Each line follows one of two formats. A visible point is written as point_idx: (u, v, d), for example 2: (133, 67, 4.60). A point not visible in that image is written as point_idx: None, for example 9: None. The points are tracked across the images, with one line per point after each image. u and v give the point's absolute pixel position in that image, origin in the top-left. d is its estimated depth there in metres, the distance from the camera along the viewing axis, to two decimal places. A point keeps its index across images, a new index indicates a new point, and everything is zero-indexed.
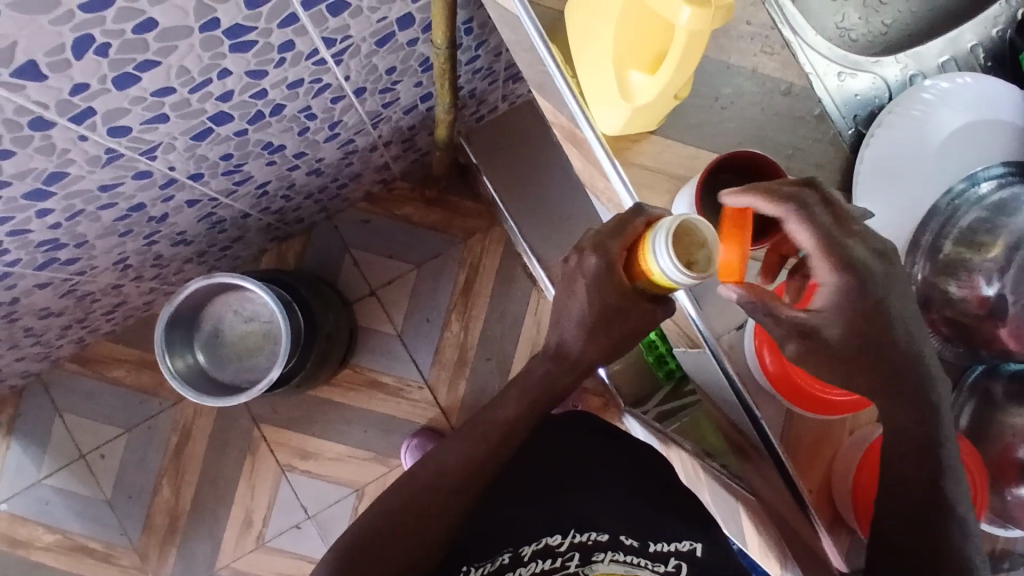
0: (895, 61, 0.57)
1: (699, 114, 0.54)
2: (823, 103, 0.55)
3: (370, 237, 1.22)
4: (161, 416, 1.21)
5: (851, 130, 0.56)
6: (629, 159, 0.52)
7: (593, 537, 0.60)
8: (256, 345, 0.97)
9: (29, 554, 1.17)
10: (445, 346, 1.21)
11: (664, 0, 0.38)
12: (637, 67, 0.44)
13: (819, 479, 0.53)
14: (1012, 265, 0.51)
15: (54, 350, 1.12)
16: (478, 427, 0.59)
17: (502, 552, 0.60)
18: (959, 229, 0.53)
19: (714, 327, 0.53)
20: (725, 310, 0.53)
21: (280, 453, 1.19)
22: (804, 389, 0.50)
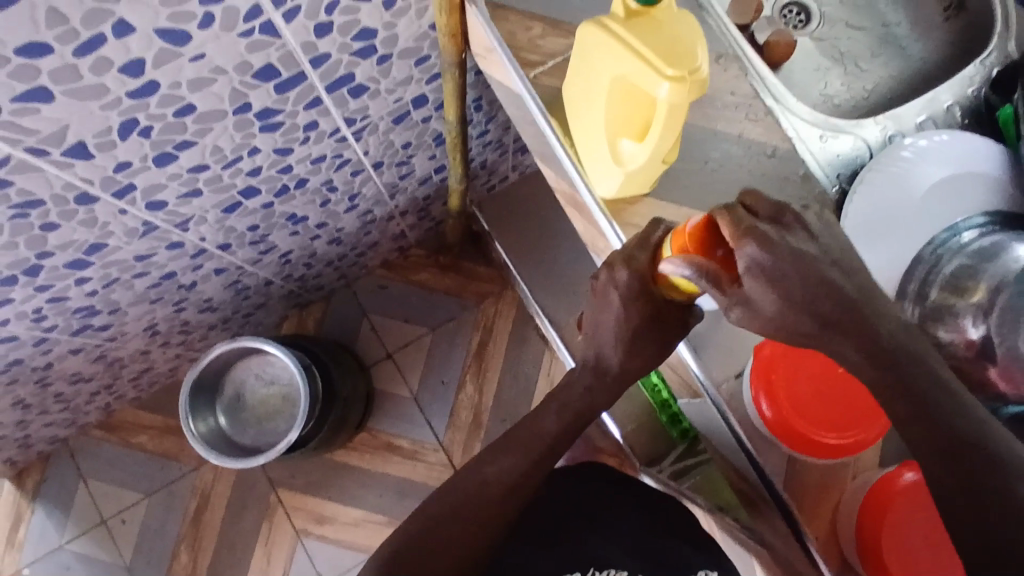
0: (874, 122, 0.62)
1: (689, 177, 0.57)
2: (808, 163, 0.59)
3: (387, 302, 1.27)
4: (181, 481, 1.22)
5: (835, 187, 0.60)
6: (626, 220, 0.56)
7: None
8: (275, 408, 1.00)
9: None
10: (460, 408, 1.22)
11: (646, 77, 0.43)
12: (628, 136, 0.49)
13: (826, 526, 0.53)
14: (996, 308, 0.53)
15: (82, 416, 1.16)
16: (503, 454, 0.62)
17: None
18: (943, 276, 0.55)
19: (712, 375, 0.55)
20: (727, 357, 0.55)
21: (296, 518, 1.20)
22: (798, 433, 0.52)
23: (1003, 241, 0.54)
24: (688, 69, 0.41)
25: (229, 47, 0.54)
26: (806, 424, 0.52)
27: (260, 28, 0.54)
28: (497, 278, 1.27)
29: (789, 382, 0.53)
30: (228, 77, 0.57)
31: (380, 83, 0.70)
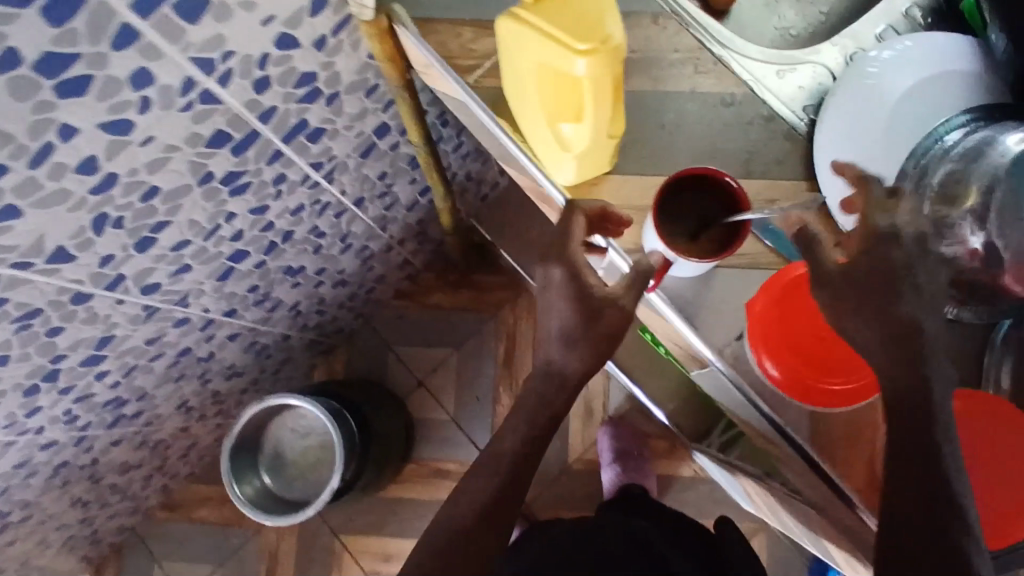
0: (831, 45, 0.57)
1: (648, 146, 0.56)
2: (769, 104, 0.56)
3: (408, 331, 1.26)
4: (248, 546, 1.23)
5: (804, 122, 0.55)
6: (595, 202, 0.55)
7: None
8: (317, 459, 1.02)
9: None
10: (499, 421, 1.22)
11: (558, 58, 0.43)
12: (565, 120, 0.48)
13: (862, 477, 0.50)
14: (991, 209, 0.47)
15: (143, 501, 1.17)
16: None
17: None
18: (933, 187, 0.49)
19: (714, 340, 0.53)
20: (723, 322, 0.53)
21: (363, 559, 1.21)
22: (803, 385, 0.50)
23: (993, 133, 0.48)
24: (597, 40, 0.42)
25: (177, 123, 0.55)
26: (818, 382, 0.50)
27: (203, 98, 0.54)
28: (510, 285, 1.26)
29: (785, 333, 0.50)
30: (185, 151, 0.58)
31: (336, 122, 0.70)
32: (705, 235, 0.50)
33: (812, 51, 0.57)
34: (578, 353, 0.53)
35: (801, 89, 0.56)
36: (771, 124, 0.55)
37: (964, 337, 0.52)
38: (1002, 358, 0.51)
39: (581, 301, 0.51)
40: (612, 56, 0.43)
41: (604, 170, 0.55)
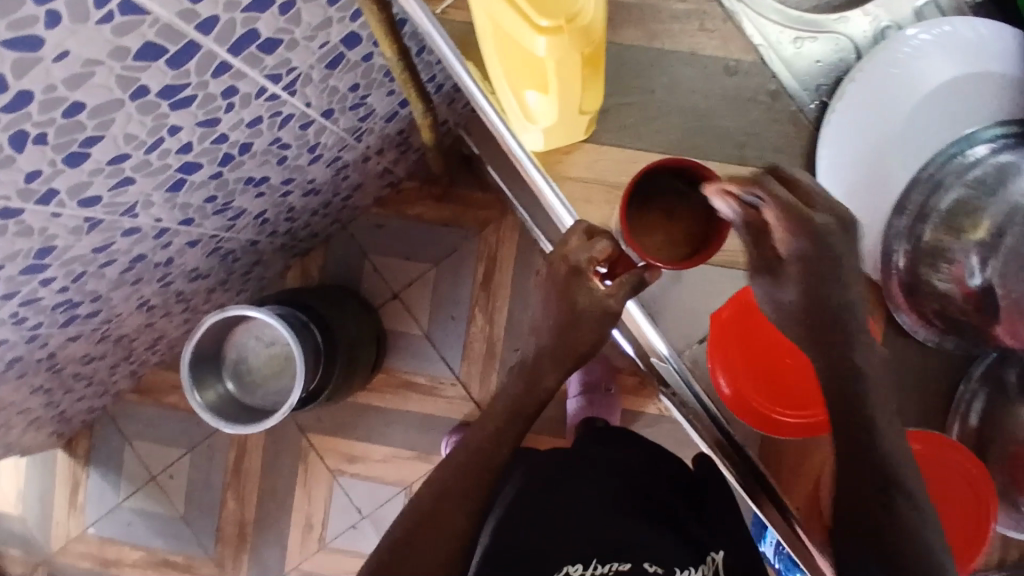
0: (857, 20, 0.66)
1: (630, 114, 0.68)
2: (778, 79, 0.67)
3: (386, 240, 1.22)
4: (218, 434, 1.26)
5: (813, 103, 0.68)
6: (565, 174, 0.68)
7: (614, 567, 0.69)
8: (281, 369, 1.01)
9: (119, 572, 1.29)
10: (472, 341, 1.21)
11: (523, 36, 0.52)
12: (528, 89, 0.57)
13: (804, 497, 0.64)
14: (997, 247, 0.61)
15: (112, 385, 1.18)
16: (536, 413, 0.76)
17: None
18: (941, 213, 0.65)
19: (676, 345, 0.70)
20: (684, 329, 0.70)
21: (328, 459, 1.24)
22: (754, 408, 0.65)
23: (1011, 162, 0.63)
24: (559, 23, 0.51)
25: (95, 34, 0.47)
26: (757, 397, 0.65)
27: (122, 6, 0.46)
28: (495, 203, 1.20)
29: (745, 354, 0.66)
30: (110, 65, 0.50)
31: (295, 32, 0.62)
32: (644, 222, 0.57)
33: (841, 22, 0.66)
34: (556, 364, 0.64)
35: (816, 63, 0.67)
36: (775, 104, 0.68)
37: (924, 353, 0.69)
38: (979, 387, 0.67)
39: (571, 315, 0.61)
40: (569, 40, 0.52)
41: (577, 139, 0.67)
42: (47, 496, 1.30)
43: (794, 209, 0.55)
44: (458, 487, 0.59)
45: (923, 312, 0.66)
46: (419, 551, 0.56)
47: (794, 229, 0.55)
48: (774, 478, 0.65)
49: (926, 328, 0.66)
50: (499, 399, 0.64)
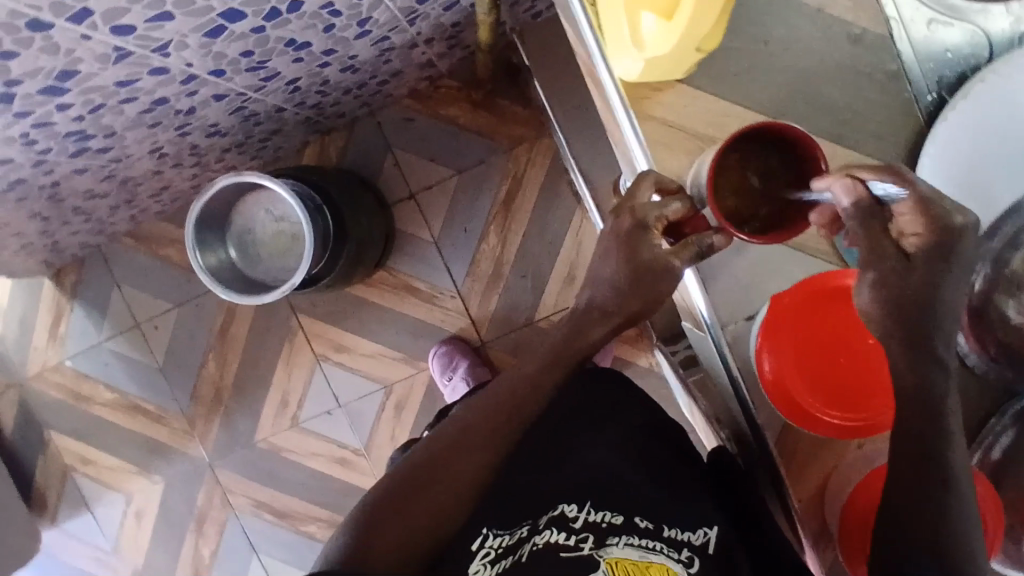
0: (1001, 15, 0.59)
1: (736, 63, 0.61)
2: (901, 61, 0.61)
3: (413, 136, 1.17)
4: (209, 296, 1.25)
5: (930, 95, 0.62)
6: (649, 111, 0.61)
7: (608, 517, 0.60)
8: (286, 246, 0.98)
9: (90, 409, 1.30)
10: (480, 258, 1.18)
11: None
12: (648, 12, 0.54)
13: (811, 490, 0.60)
14: None
15: (109, 225, 1.15)
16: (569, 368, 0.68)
17: (520, 524, 0.57)
18: None
19: (721, 316, 0.62)
20: (735, 304, 0.62)
21: (315, 343, 1.23)
22: (790, 398, 0.58)
23: None
24: None
25: None
26: (802, 391, 0.58)
27: None
28: (532, 122, 1.14)
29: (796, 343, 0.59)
30: None
31: None
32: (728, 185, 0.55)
33: (982, 14, 0.59)
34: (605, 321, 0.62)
35: (945, 51, 0.61)
36: (888, 85, 0.61)
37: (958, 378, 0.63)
38: (1010, 425, 0.62)
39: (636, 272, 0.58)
40: None
41: (673, 77, 0.60)
42: (27, 321, 1.29)
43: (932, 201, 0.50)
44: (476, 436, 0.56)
45: (979, 341, 0.61)
46: (422, 495, 0.52)
47: (923, 223, 0.50)
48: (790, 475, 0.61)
49: (979, 351, 0.61)
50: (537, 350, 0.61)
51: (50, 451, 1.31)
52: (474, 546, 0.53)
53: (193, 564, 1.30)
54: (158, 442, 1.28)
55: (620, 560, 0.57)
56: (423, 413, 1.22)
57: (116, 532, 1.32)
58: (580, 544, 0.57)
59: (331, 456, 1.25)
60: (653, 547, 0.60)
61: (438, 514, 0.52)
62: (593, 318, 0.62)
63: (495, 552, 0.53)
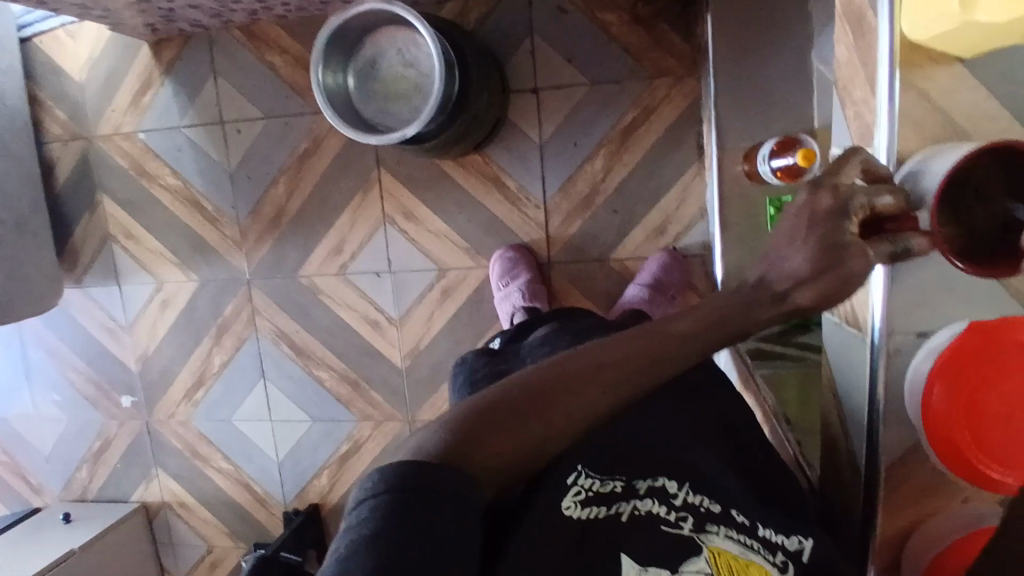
0: None
1: None
2: None
3: (558, 29, 1.10)
4: (299, 118, 1.21)
5: None
6: None
7: (707, 503, 0.54)
8: (404, 93, 0.93)
9: (150, 187, 1.29)
10: (578, 178, 1.13)
11: None
12: None
13: (900, 524, 0.54)
14: None
15: (228, 12, 1.10)
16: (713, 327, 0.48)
17: (613, 476, 0.53)
18: None
19: (894, 319, 0.51)
20: (921, 311, 0.50)
21: (387, 203, 1.20)
22: (957, 448, 0.44)
23: None
24: None
25: None
26: (970, 437, 0.44)
27: None
28: (684, 58, 1.07)
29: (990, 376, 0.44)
30: None
31: None
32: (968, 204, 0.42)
33: None
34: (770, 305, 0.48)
35: None
36: None
37: None
38: None
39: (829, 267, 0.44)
40: None
41: (954, 54, 0.47)
42: (115, 80, 1.27)
43: None
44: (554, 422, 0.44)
45: None
46: (493, 446, 0.42)
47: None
48: (885, 501, 0.54)
49: None
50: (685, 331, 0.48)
51: (100, 214, 1.32)
52: (566, 480, 0.49)
53: (201, 367, 1.33)
54: (204, 242, 1.28)
55: (723, 550, 0.51)
56: (465, 307, 1.20)
57: (137, 312, 1.34)
58: (680, 523, 0.51)
59: (364, 315, 1.24)
60: (750, 546, 0.52)
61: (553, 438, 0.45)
62: (765, 299, 0.48)
63: (587, 494, 0.49)
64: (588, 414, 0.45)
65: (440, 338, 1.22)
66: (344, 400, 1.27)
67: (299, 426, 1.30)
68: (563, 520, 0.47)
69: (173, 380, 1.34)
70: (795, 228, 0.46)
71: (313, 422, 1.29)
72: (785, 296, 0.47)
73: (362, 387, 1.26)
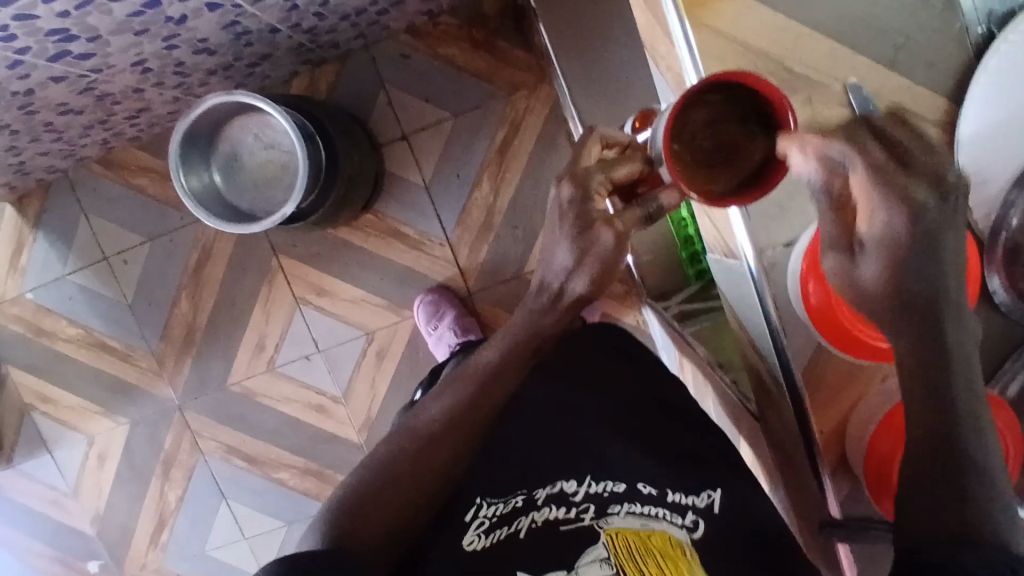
0: None
1: None
2: None
3: (408, 75, 1.13)
4: (183, 231, 1.19)
5: (981, 28, 0.60)
6: (703, 22, 0.59)
7: (609, 487, 0.59)
8: (274, 175, 0.93)
9: (52, 344, 1.23)
10: (472, 207, 1.15)
11: None
12: None
13: (834, 422, 0.57)
14: None
15: (79, 149, 1.08)
16: (512, 360, 0.60)
17: (516, 493, 0.57)
18: None
19: (759, 240, 0.57)
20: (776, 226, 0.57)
21: (296, 286, 1.19)
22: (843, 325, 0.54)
23: None
24: None
25: None
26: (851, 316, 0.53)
27: None
28: (533, 68, 1.12)
29: None
30: None
31: None
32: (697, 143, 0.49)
33: None
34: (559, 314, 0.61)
35: None
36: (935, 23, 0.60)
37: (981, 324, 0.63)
38: None
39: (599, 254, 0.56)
40: None
41: None
42: None
43: (890, 173, 0.44)
44: (417, 475, 0.52)
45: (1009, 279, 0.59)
46: (375, 514, 0.49)
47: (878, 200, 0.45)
48: (813, 403, 0.57)
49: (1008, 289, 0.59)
50: (501, 364, 0.60)
51: (8, 387, 1.25)
52: (467, 516, 0.53)
53: (158, 509, 1.26)
54: (124, 382, 1.23)
55: (621, 528, 0.56)
56: (404, 362, 1.20)
57: (77, 474, 1.27)
58: (580, 516, 0.57)
59: (308, 403, 1.21)
60: (654, 515, 0.58)
61: (417, 489, 0.52)
62: (548, 305, 0.61)
63: (490, 522, 0.54)
64: (444, 463, 0.54)
65: (388, 401, 1.20)
66: (312, 494, 1.23)
67: (276, 534, 1.25)
68: (466, 555, 0.51)
69: (133, 532, 1.27)
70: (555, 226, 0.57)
71: (289, 526, 1.24)
72: (565, 289, 0.60)
73: (328, 475, 1.22)
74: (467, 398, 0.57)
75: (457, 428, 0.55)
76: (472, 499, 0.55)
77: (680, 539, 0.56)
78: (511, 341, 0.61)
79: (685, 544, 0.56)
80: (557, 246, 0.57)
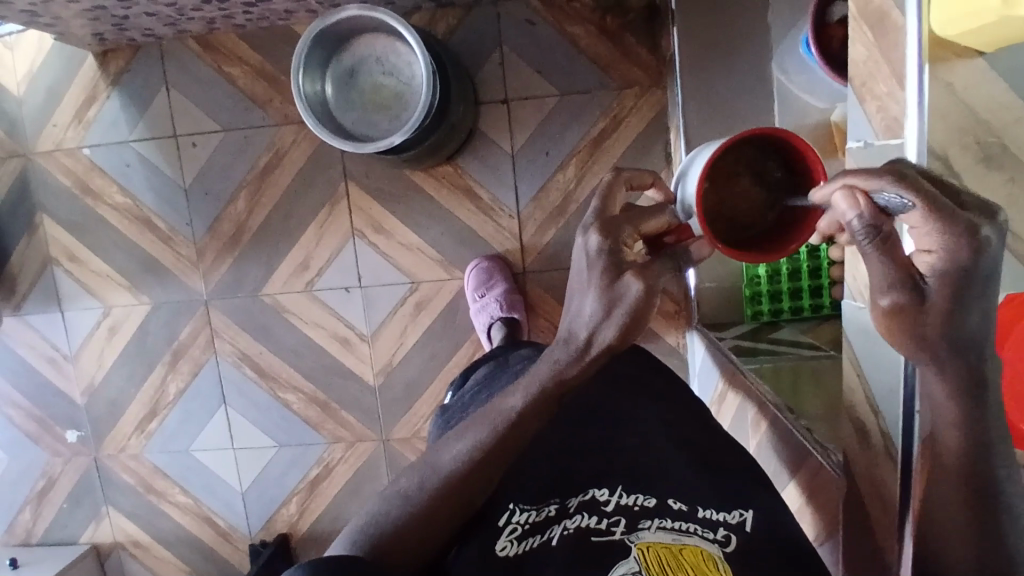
0: None
1: None
2: None
3: (527, 41, 1.11)
4: (261, 130, 1.16)
5: None
6: None
7: (641, 500, 0.56)
8: (387, 102, 0.92)
9: (95, 206, 1.21)
10: (550, 188, 1.15)
11: None
12: None
13: None
14: None
15: (184, 19, 1.06)
16: (530, 413, 0.49)
17: (548, 502, 0.55)
18: None
19: None
20: None
21: (355, 217, 1.17)
22: None
23: None
24: None
25: None
26: None
27: None
28: (652, 69, 1.11)
29: None
30: None
31: None
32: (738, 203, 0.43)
33: None
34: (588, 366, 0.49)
35: None
36: None
37: None
38: None
39: (636, 308, 0.47)
40: None
41: None
42: (54, 92, 1.18)
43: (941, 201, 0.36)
44: (430, 519, 0.46)
45: None
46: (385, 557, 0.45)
47: (936, 235, 0.37)
48: None
49: None
50: (525, 416, 0.49)
51: (39, 236, 1.22)
52: (500, 522, 0.51)
53: (155, 396, 1.24)
54: (157, 263, 1.21)
55: (652, 543, 0.51)
56: (440, 320, 1.19)
57: (82, 340, 1.24)
58: (612, 529, 0.53)
59: (337, 333, 1.20)
60: (685, 530, 0.53)
61: (429, 528, 0.46)
62: (574, 354, 0.49)
63: (522, 528, 0.52)
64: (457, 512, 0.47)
65: (413, 353, 1.20)
66: (312, 422, 1.22)
67: (265, 452, 1.24)
68: (498, 560, 0.49)
69: (123, 410, 1.25)
70: (581, 275, 0.49)
71: (279, 447, 1.23)
72: (593, 340, 0.49)
73: (332, 408, 1.22)
74: (488, 441, 0.49)
75: (479, 475, 0.48)
76: (505, 505, 0.53)
77: (711, 552, 0.51)
78: (529, 391, 0.50)
79: (718, 559, 0.50)
80: (580, 294, 0.49)
